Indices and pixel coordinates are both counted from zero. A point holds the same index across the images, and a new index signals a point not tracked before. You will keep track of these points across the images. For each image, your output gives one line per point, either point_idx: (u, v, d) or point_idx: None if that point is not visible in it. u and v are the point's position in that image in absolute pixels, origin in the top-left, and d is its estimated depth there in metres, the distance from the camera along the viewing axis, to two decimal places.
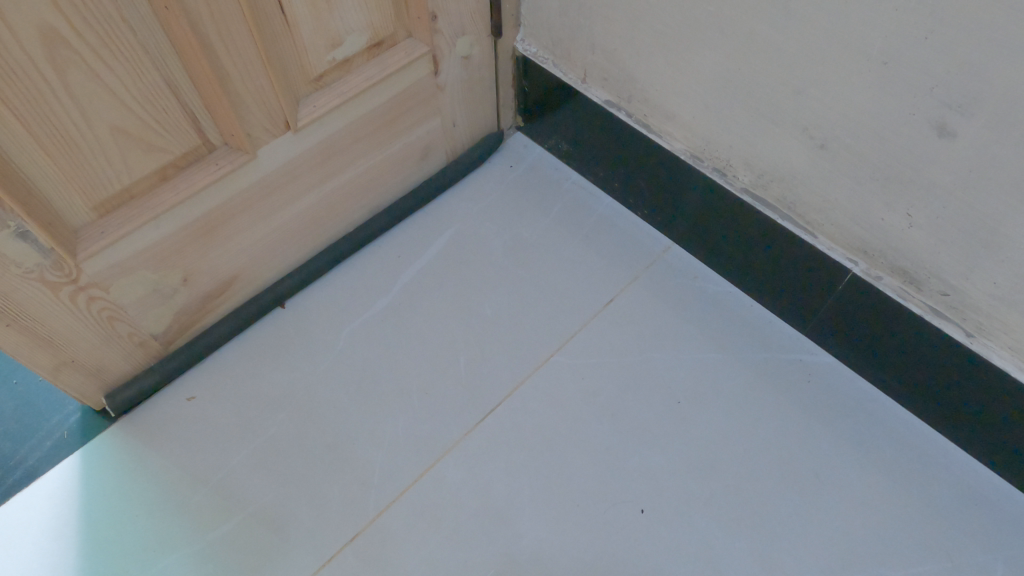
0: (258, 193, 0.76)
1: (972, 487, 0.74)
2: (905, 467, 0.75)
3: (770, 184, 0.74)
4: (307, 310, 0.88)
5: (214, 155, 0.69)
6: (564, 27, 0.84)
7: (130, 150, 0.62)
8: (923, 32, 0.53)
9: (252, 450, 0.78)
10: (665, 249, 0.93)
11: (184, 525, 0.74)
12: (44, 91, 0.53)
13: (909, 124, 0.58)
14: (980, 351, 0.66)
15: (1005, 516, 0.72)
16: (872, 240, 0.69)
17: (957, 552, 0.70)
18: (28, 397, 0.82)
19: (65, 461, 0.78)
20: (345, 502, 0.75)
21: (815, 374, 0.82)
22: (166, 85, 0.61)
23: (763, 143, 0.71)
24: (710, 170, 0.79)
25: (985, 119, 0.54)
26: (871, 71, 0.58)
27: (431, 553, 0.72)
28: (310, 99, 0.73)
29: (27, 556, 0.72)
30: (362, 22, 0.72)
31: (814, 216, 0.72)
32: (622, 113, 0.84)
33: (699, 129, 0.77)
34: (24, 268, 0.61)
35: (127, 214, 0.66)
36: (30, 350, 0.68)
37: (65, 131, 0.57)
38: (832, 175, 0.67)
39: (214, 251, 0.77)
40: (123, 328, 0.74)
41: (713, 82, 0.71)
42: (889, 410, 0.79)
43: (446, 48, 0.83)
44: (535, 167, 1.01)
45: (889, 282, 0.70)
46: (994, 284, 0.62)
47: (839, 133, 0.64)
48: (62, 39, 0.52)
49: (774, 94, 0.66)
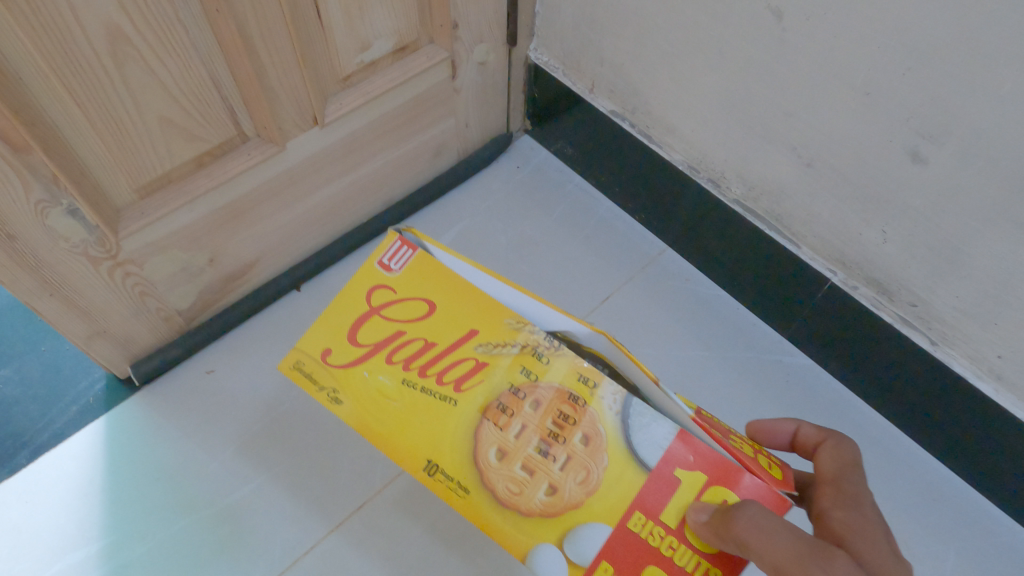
0: (283, 182, 0.81)
1: (931, 484, 0.81)
2: (872, 463, 0.82)
3: (759, 197, 0.80)
4: (321, 294, 0.94)
5: (247, 145, 0.75)
6: (576, 40, 0.89)
7: (174, 139, 0.67)
8: (902, 69, 0.59)
9: (267, 423, 0.83)
10: (660, 252, 0.99)
11: (201, 489, 0.79)
12: (104, 82, 0.58)
13: (886, 150, 0.64)
14: (942, 359, 0.72)
15: (958, 511, 0.79)
16: (850, 252, 0.75)
17: (913, 542, 0.77)
18: (56, 364, 0.86)
19: (90, 425, 0.83)
20: (353, 474, 0.80)
21: (793, 373, 0.89)
22: (210, 79, 0.66)
23: (755, 158, 0.77)
24: (705, 181, 0.85)
25: (951, 150, 0.60)
26: (854, 100, 0.64)
27: (433, 524, 0.78)
28: (337, 97, 0.79)
29: (54, 512, 0.77)
30: (389, 28, 0.78)
31: (798, 228, 0.78)
32: (627, 122, 0.90)
33: (696, 142, 0.83)
34: (70, 243, 0.66)
35: (165, 197, 0.71)
36: (68, 319, 0.72)
37: (118, 119, 0.62)
38: (815, 191, 0.73)
39: (239, 235, 0.82)
40: (152, 303, 0.79)
41: (711, 99, 0.77)
42: (859, 410, 0.86)
43: (463, 54, 0.89)
44: (540, 169, 1.07)
45: (863, 291, 0.76)
46: (957, 297, 0.68)
47: (823, 153, 0.70)
48: (124, 37, 0.57)
49: (767, 114, 0.72)
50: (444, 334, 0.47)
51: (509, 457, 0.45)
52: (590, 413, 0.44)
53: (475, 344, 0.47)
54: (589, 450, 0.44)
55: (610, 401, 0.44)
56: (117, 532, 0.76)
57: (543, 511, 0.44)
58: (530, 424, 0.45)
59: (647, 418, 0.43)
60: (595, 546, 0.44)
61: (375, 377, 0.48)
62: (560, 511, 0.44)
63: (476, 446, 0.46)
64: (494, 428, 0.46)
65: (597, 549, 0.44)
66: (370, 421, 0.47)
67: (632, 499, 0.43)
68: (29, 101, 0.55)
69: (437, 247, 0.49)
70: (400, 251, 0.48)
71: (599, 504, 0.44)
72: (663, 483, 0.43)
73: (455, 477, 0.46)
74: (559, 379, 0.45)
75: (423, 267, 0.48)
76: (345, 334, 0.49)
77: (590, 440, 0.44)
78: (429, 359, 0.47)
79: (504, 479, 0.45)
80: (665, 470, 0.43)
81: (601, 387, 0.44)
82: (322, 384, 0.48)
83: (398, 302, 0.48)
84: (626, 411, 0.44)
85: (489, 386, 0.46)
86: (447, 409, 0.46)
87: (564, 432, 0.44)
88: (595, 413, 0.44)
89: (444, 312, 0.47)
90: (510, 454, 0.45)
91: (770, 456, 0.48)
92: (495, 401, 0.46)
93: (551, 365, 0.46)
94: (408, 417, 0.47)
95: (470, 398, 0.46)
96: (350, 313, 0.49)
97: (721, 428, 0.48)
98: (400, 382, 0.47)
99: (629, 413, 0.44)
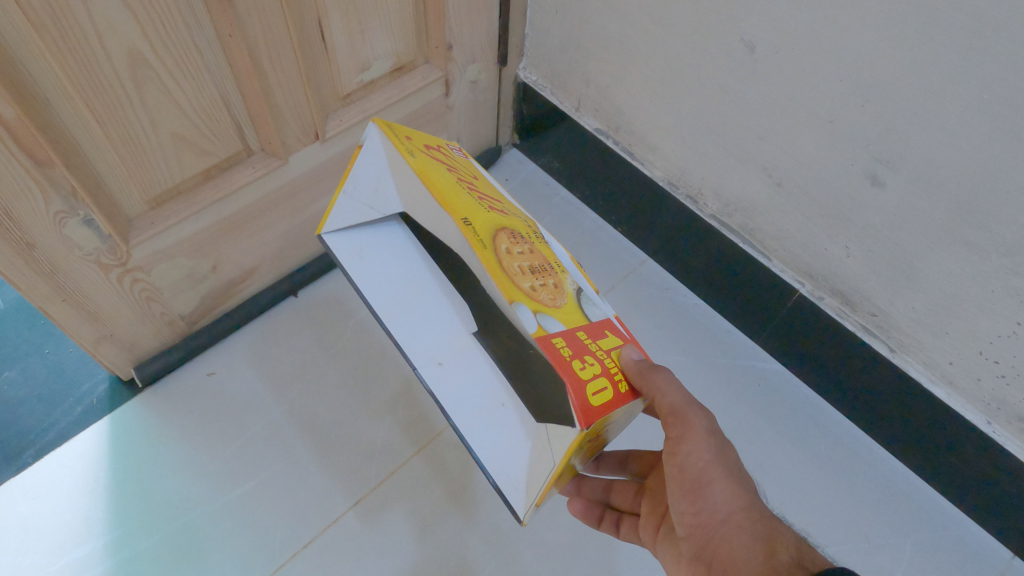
0: (285, 193, 0.85)
1: (891, 482, 0.87)
2: (835, 462, 0.88)
3: (734, 213, 0.86)
4: (317, 300, 0.98)
5: (251, 158, 0.78)
6: (563, 62, 0.95)
7: (185, 153, 0.71)
8: (861, 101, 0.65)
9: (266, 423, 0.87)
10: (641, 262, 1.04)
11: (203, 486, 0.82)
12: (123, 101, 0.62)
13: (847, 174, 0.70)
14: (901, 365, 0.78)
15: (916, 506, 0.85)
16: (817, 266, 0.81)
17: (873, 535, 0.83)
18: (60, 366, 0.90)
19: (94, 425, 0.86)
20: (348, 472, 0.84)
21: (764, 378, 0.94)
22: (220, 99, 0.70)
23: (730, 177, 0.83)
24: (684, 197, 0.91)
25: (905, 176, 0.65)
26: (820, 126, 0.69)
27: (424, 518, 0.82)
28: (338, 114, 0.83)
29: (60, 508, 0.79)
30: (388, 50, 0.82)
31: (769, 242, 0.84)
32: (610, 140, 0.96)
33: (676, 161, 0.89)
34: (84, 251, 0.69)
35: (175, 207, 0.74)
36: (77, 324, 0.75)
37: (135, 135, 0.65)
38: (784, 209, 0.79)
39: (241, 243, 0.86)
40: (157, 308, 0.82)
41: (689, 122, 0.83)
42: (825, 413, 0.92)
43: (457, 73, 0.94)
44: (527, 182, 1.12)
45: (829, 302, 0.82)
46: (913, 309, 0.74)
47: (792, 174, 0.76)
48: (144, 60, 0.61)
49: (740, 136, 0.78)
50: (482, 187, 0.61)
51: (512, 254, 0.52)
52: (561, 277, 0.56)
53: (500, 204, 0.60)
54: (558, 290, 0.54)
55: (572, 284, 0.57)
56: (121, 527, 0.79)
57: (529, 292, 0.50)
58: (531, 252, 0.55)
59: (591, 304, 0.57)
60: (557, 329, 0.48)
61: (436, 165, 0.57)
62: (539, 298, 0.50)
63: (495, 234, 0.52)
64: (507, 238, 0.53)
65: (559, 329, 0.49)
66: (426, 173, 0.53)
67: (580, 323, 0.52)
68: (53, 119, 0.59)
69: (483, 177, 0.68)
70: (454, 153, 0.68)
71: (566, 314, 0.51)
72: (597, 325, 0.54)
73: (479, 234, 0.50)
74: (546, 250, 0.58)
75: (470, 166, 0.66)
76: (418, 142, 0.60)
77: (560, 287, 0.54)
78: (471, 185, 0.58)
79: (508, 259, 0.51)
80: (600, 326, 0.55)
81: (567, 274, 0.58)
82: (400, 143, 0.56)
83: (456, 159, 0.63)
84: (582, 294, 0.57)
85: (508, 221, 0.56)
86: (474, 204, 0.54)
87: (546, 272, 0.54)
88: (563, 279, 0.56)
89: (482, 182, 0.62)
90: (515, 256, 0.52)
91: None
92: (510, 230, 0.55)
93: (541, 244, 0.58)
94: (451, 188, 0.53)
95: (496, 215, 0.55)
96: (426, 139, 0.62)
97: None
98: (452, 177, 0.56)
99: (582, 295, 0.57)
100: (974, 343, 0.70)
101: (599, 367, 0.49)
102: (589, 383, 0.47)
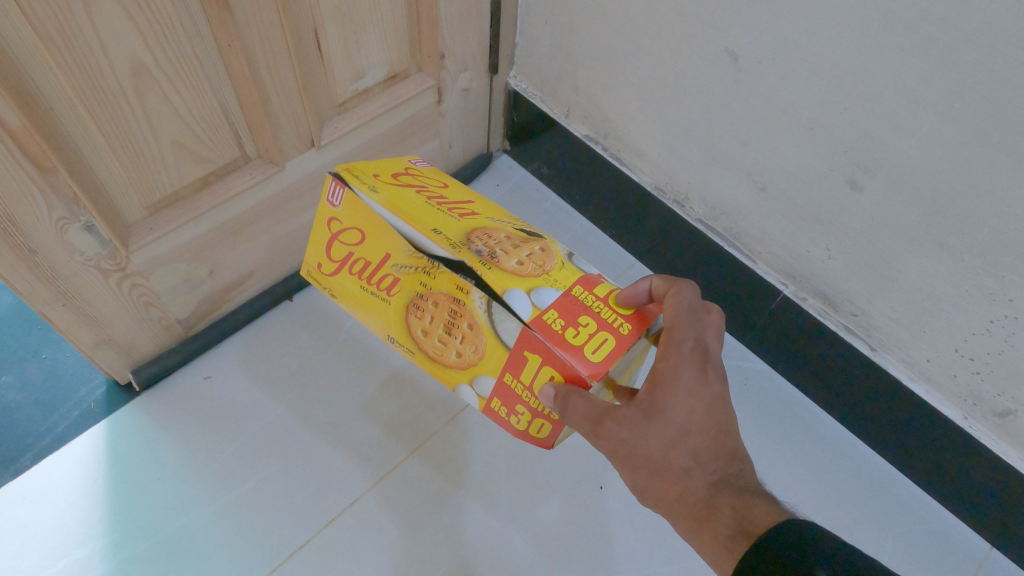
0: (280, 199, 0.87)
1: (873, 477, 0.90)
2: (820, 458, 0.91)
3: (720, 217, 0.88)
4: (312, 304, 1.00)
5: (249, 165, 0.80)
6: (553, 71, 0.97)
7: (184, 160, 0.73)
8: (839, 108, 0.67)
9: (262, 425, 0.88)
10: (630, 265, 1.07)
11: (201, 487, 0.83)
12: (125, 109, 0.64)
13: (827, 179, 0.73)
14: (881, 364, 0.81)
15: (898, 500, 0.88)
16: (800, 268, 0.83)
17: (856, 528, 0.85)
18: (57, 370, 0.91)
19: (93, 428, 0.87)
20: (344, 473, 0.86)
21: (750, 377, 0.97)
22: (219, 107, 0.71)
23: (716, 183, 0.85)
24: (671, 202, 0.93)
25: (883, 181, 0.68)
26: (801, 134, 0.72)
27: (419, 517, 0.84)
28: (333, 121, 0.85)
29: (59, 511, 0.80)
30: (382, 59, 0.84)
31: (754, 245, 0.87)
32: (599, 146, 0.98)
33: (663, 167, 0.91)
34: (86, 256, 0.70)
35: (173, 213, 0.76)
36: (77, 328, 0.77)
37: (135, 142, 0.67)
38: (767, 213, 0.82)
39: (238, 248, 0.87)
40: (155, 312, 0.84)
41: (675, 129, 0.85)
42: (810, 411, 0.95)
43: (449, 82, 0.96)
44: (518, 187, 1.15)
45: (812, 302, 0.85)
46: (891, 308, 0.76)
47: (774, 179, 0.78)
48: (146, 69, 0.62)
49: (724, 143, 0.80)
50: (372, 253, 0.61)
51: (428, 331, 0.60)
52: (468, 309, 0.57)
53: (392, 264, 0.60)
54: (473, 331, 0.58)
55: (479, 303, 0.56)
56: (120, 529, 0.80)
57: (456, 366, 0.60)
58: (438, 307, 0.59)
59: (502, 315, 0.55)
60: (489, 389, 0.59)
61: (348, 282, 0.63)
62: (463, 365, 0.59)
63: (410, 325, 0.61)
64: (417, 316, 0.61)
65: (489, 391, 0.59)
66: (357, 311, 0.65)
67: (499, 365, 0.57)
68: (57, 127, 0.60)
69: (373, 191, 0.60)
70: (336, 190, 0.60)
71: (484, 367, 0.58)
72: (515, 358, 0.56)
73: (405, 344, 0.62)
74: (444, 287, 0.58)
75: (356, 205, 0.59)
76: (316, 247, 0.64)
77: (472, 326, 0.57)
78: (368, 272, 0.62)
79: (429, 344, 0.60)
80: (518, 349, 0.56)
81: (471, 293, 0.56)
82: (325, 285, 0.65)
83: (344, 230, 0.61)
84: (488, 309, 0.56)
85: (405, 293, 0.60)
86: (385, 302, 0.62)
87: (459, 313, 0.58)
88: (470, 309, 0.57)
89: (368, 237, 0.60)
90: (431, 331, 0.60)
91: (609, 330, 0.56)
92: (413, 299, 0.60)
93: (437, 277, 0.58)
94: (372, 311, 0.63)
95: (398, 298, 0.61)
96: (320, 235, 0.63)
97: (564, 319, 0.56)
98: (360, 288, 0.63)
99: (490, 308, 0.56)
100: (950, 341, 0.73)
101: (529, 412, 0.59)
102: (526, 429, 0.60)
